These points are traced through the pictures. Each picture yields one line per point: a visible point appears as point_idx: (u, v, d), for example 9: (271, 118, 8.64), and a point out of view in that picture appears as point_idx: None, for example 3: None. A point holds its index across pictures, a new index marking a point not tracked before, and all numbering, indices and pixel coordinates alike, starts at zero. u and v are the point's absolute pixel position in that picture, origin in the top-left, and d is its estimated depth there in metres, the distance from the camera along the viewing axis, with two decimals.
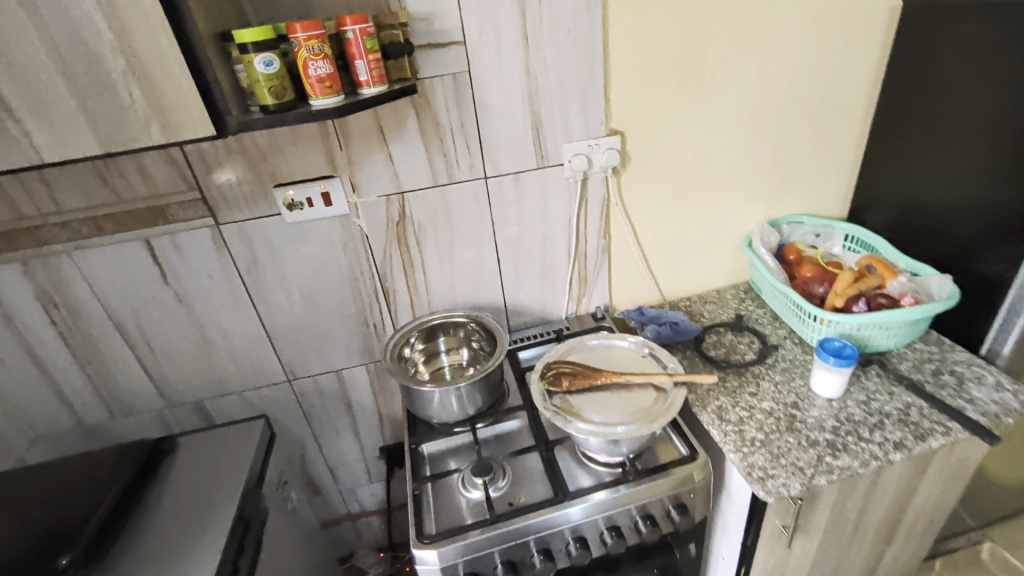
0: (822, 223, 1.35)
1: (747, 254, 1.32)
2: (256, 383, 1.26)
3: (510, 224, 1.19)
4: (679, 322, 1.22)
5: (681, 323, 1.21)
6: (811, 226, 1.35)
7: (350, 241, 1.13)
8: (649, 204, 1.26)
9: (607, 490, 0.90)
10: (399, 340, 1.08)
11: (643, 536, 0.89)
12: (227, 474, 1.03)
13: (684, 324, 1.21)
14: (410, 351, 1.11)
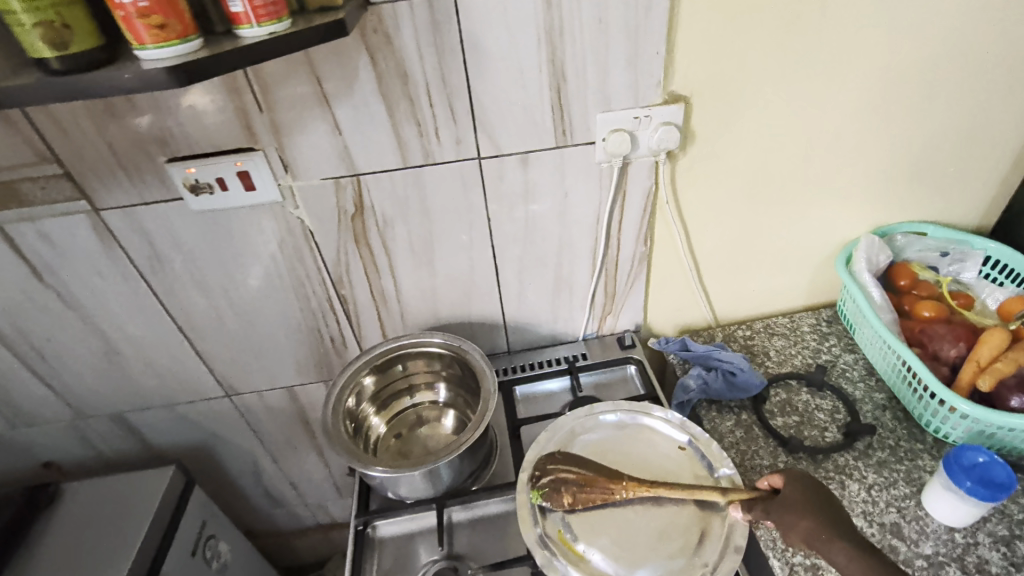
0: (954, 237, 0.96)
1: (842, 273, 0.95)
2: (187, 396, 1.01)
3: (514, 223, 0.85)
4: (735, 364, 0.88)
5: (738, 367, 0.87)
6: (937, 240, 0.96)
7: (288, 237, 0.81)
8: (712, 202, 0.90)
9: None
10: (346, 390, 0.78)
11: None
12: (116, 534, 0.77)
13: (742, 370, 0.87)
14: (360, 401, 0.82)
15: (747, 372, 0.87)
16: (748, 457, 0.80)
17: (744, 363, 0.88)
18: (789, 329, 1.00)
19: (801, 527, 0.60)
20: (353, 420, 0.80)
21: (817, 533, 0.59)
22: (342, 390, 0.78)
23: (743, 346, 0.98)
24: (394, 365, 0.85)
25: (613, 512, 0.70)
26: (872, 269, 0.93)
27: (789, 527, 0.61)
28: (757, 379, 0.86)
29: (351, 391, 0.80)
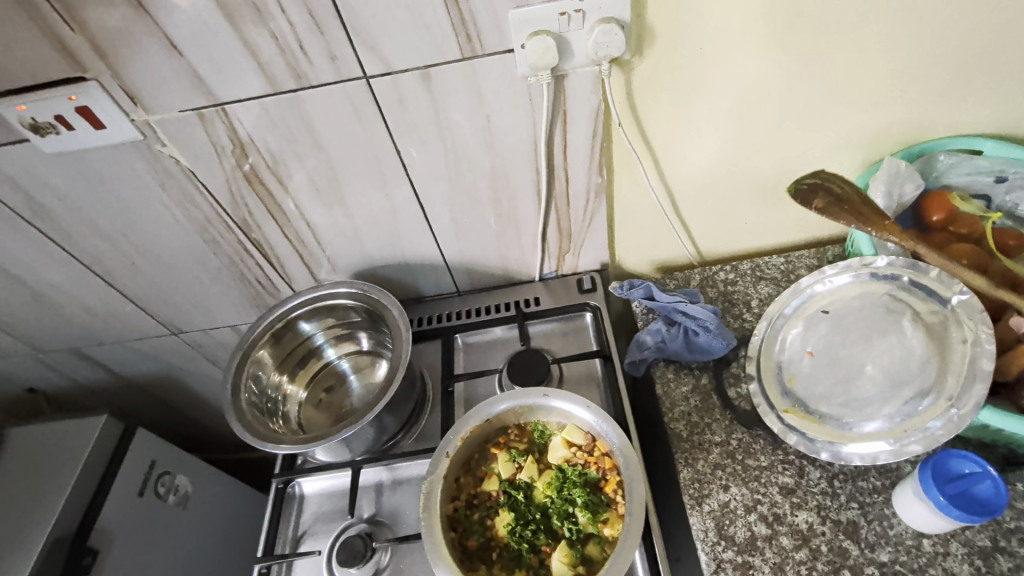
0: (1018, 160, 0.74)
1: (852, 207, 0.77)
2: (134, 335, 0.99)
3: (432, 156, 0.70)
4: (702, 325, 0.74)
5: (704, 329, 0.74)
6: (993, 161, 0.75)
7: (171, 178, 0.71)
8: (684, 119, 0.71)
9: None
10: (243, 367, 0.72)
11: None
12: (50, 484, 0.80)
13: (708, 334, 0.74)
14: (265, 377, 0.76)
15: (713, 337, 0.73)
16: (698, 430, 0.70)
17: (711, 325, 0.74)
18: (781, 272, 0.85)
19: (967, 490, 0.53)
20: (262, 398, 0.75)
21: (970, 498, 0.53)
22: (239, 370, 0.72)
23: (721, 293, 0.84)
24: (289, 330, 0.77)
25: (841, 376, 0.66)
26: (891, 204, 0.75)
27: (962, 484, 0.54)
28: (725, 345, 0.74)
29: (252, 371, 0.74)
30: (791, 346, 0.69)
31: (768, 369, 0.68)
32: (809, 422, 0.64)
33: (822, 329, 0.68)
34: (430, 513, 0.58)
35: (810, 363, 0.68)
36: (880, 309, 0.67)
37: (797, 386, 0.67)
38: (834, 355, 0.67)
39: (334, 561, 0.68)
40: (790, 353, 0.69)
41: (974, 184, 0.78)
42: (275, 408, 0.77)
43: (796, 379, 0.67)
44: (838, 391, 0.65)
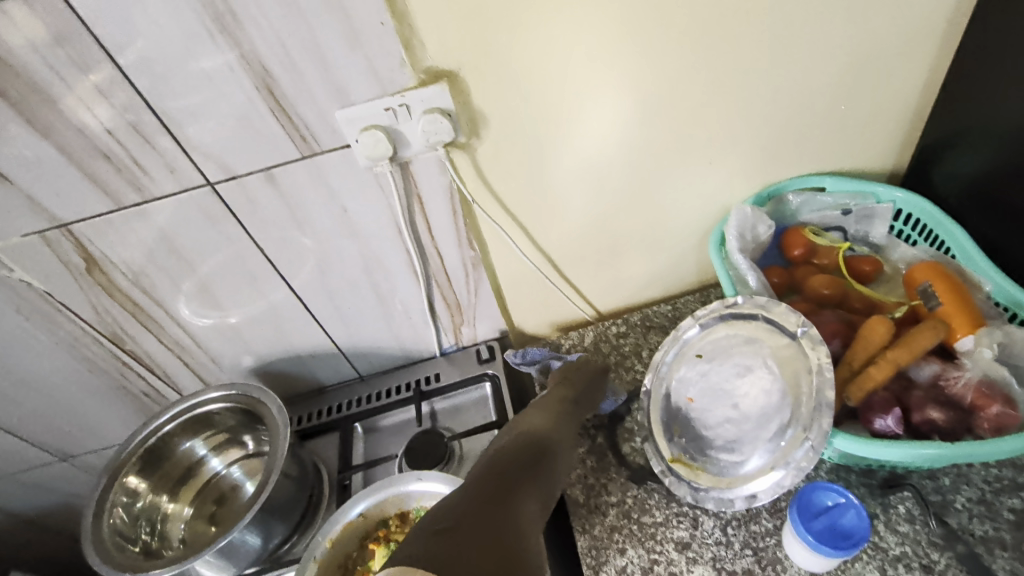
0: (853, 190, 0.81)
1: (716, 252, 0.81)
2: (17, 467, 0.92)
3: (297, 249, 0.71)
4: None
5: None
6: (836, 196, 0.81)
7: (26, 302, 0.69)
8: (539, 188, 0.74)
9: None
10: (106, 497, 0.68)
11: None
12: None
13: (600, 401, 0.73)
14: (138, 503, 0.72)
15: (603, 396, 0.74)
16: (594, 492, 0.68)
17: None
18: (668, 318, 0.88)
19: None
20: (135, 526, 0.71)
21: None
22: (103, 501, 0.68)
23: (614, 347, 0.85)
24: (163, 446, 0.74)
25: (719, 417, 0.66)
26: (748, 243, 0.79)
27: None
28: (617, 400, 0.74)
29: (121, 501, 0.70)
30: (674, 392, 0.69)
31: (656, 419, 0.69)
32: (696, 470, 0.65)
33: (697, 371, 0.69)
34: None
35: (692, 409, 0.68)
36: (743, 345, 0.68)
37: (683, 433, 0.67)
38: (714, 394, 0.67)
39: None
40: (675, 401, 0.69)
41: (824, 219, 0.83)
42: (151, 533, 0.72)
43: (681, 427, 0.68)
44: (719, 432, 0.65)
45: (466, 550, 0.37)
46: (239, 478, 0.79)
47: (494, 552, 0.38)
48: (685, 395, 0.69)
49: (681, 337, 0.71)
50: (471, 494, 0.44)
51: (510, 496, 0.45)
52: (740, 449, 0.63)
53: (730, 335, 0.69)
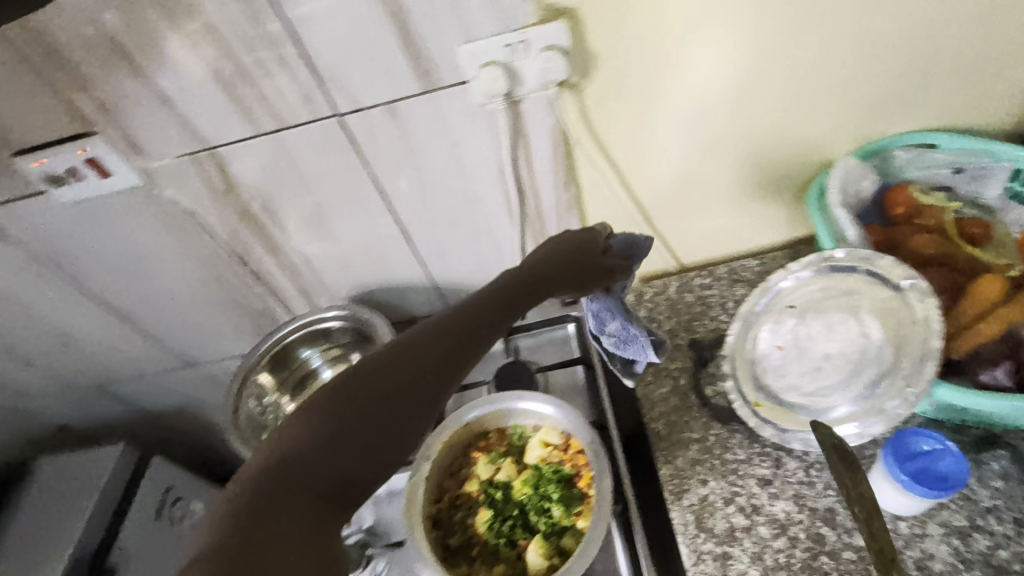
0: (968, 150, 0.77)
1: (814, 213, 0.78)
2: (151, 369, 1.05)
3: (407, 183, 0.76)
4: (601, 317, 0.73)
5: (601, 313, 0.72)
6: (949, 153, 0.77)
7: (172, 219, 0.78)
8: (640, 132, 0.75)
9: None
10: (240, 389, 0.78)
11: None
12: (70, 510, 0.84)
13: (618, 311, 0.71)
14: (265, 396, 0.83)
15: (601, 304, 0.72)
16: (676, 428, 0.72)
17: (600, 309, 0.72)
18: (755, 274, 0.87)
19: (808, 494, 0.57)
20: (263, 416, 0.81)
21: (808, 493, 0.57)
22: (239, 394, 0.79)
23: (697, 297, 0.86)
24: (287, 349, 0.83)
25: (808, 365, 0.68)
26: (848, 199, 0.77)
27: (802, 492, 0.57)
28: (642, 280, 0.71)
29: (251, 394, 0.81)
30: (764, 340, 0.70)
31: (743, 366, 0.69)
32: (782, 414, 0.67)
33: (790, 321, 0.69)
34: (413, 515, 0.61)
35: (781, 356, 0.69)
36: (840, 298, 0.68)
37: (770, 380, 0.68)
38: (806, 343, 0.68)
39: None
40: (763, 348, 0.69)
41: (930, 176, 0.80)
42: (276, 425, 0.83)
43: (768, 373, 0.69)
44: (807, 380, 0.67)
45: (356, 414, 0.41)
46: None
47: (372, 419, 0.41)
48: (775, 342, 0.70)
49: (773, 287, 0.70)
50: (429, 341, 0.48)
51: (424, 350, 0.47)
52: (823, 396, 0.66)
53: (829, 287, 0.69)
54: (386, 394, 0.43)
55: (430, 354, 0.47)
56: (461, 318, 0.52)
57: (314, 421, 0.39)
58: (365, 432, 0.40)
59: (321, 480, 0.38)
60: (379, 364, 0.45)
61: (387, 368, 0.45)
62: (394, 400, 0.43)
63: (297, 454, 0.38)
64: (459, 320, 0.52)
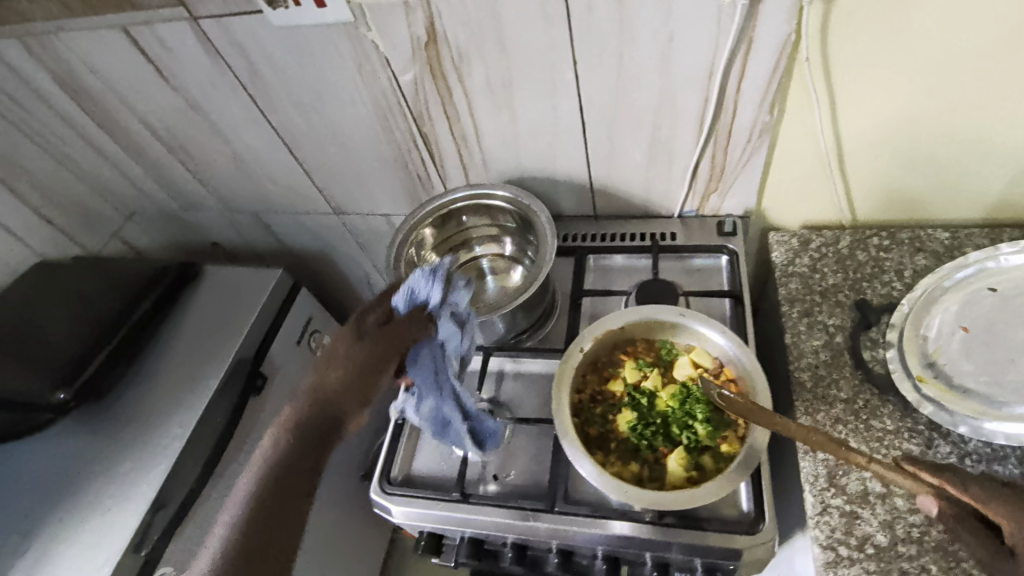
0: None
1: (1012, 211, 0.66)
2: (304, 208, 1.13)
3: (606, 72, 0.73)
4: (416, 296, 0.69)
5: (418, 294, 0.69)
6: None
7: (367, 64, 0.79)
8: (878, 63, 0.66)
9: (623, 525, 0.67)
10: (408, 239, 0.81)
11: None
12: (234, 315, 0.95)
13: (438, 299, 0.68)
14: (423, 249, 0.85)
15: (422, 286, 0.68)
16: (822, 383, 0.71)
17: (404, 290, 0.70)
18: (944, 247, 0.78)
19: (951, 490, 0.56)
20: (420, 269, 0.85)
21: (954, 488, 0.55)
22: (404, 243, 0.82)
23: (871, 258, 0.79)
24: (455, 214, 0.85)
25: (991, 355, 0.65)
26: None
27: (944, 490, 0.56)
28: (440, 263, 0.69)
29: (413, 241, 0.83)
30: (945, 321, 0.68)
31: (912, 340, 0.68)
32: (950, 395, 0.63)
33: (979, 306, 0.68)
34: (561, 391, 0.64)
35: (961, 339, 0.66)
36: None
37: (942, 360, 0.66)
38: (994, 334, 0.66)
39: None
40: (943, 328, 0.68)
41: None
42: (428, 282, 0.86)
43: (942, 352, 0.66)
44: (990, 370, 0.64)
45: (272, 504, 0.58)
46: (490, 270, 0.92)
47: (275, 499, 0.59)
48: (959, 324, 0.67)
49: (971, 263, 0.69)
50: (307, 420, 0.63)
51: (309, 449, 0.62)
52: (1002, 388, 0.62)
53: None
54: (299, 447, 0.61)
55: (380, 369, 0.67)
56: (391, 332, 0.68)
57: (280, 438, 0.60)
58: (280, 486, 0.59)
59: (306, 463, 0.61)
60: (331, 363, 0.66)
61: (351, 359, 0.66)
62: (297, 479, 0.60)
63: (317, 419, 0.63)
64: (404, 330, 0.68)
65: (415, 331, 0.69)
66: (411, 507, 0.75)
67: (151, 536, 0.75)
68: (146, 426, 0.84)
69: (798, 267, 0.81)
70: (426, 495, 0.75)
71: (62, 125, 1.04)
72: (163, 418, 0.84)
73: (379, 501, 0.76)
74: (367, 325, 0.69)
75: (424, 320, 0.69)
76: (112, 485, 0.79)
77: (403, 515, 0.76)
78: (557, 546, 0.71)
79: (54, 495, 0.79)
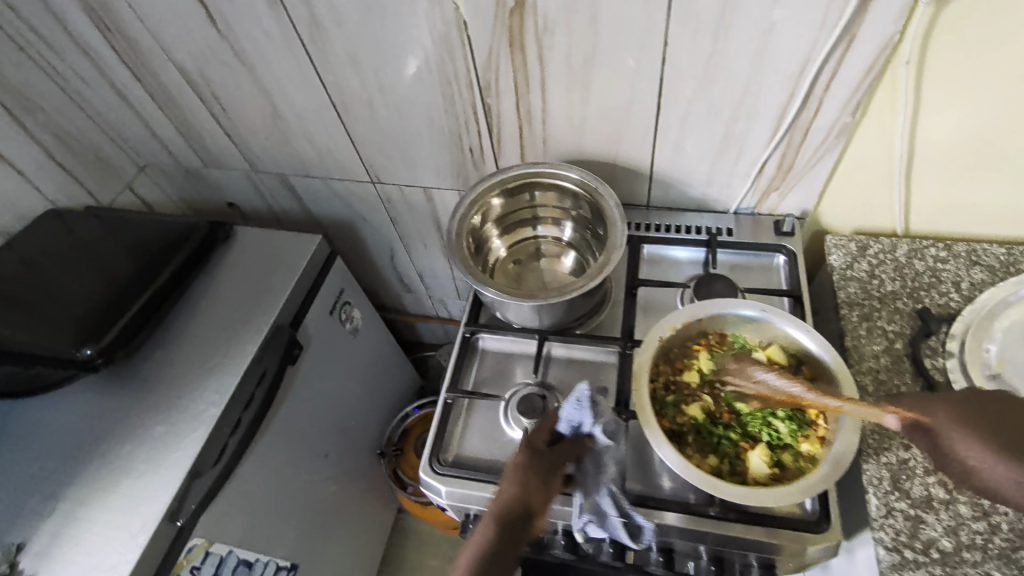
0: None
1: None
2: (339, 175, 1.08)
3: (696, 57, 0.71)
4: (576, 426, 0.63)
5: (570, 422, 0.63)
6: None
7: (445, 25, 0.75)
8: (972, 74, 0.66)
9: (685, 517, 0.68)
10: (473, 207, 0.81)
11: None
12: (271, 281, 0.90)
13: (592, 424, 0.61)
14: (485, 220, 0.85)
15: (572, 410, 0.61)
16: (884, 388, 0.72)
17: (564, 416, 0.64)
18: (1000, 263, 0.79)
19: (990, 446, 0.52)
20: (478, 240, 0.85)
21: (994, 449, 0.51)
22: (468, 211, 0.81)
23: (929, 268, 0.81)
24: (524, 191, 0.84)
25: None
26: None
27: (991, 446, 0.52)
28: (588, 390, 0.61)
29: (478, 211, 0.83)
30: (1010, 335, 0.71)
31: (975, 349, 0.71)
32: None
33: None
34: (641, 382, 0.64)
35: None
36: None
37: (1007, 371, 0.69)
38: None
39: (514, 411, 0.77)
40: (1008, 342, 0.70)
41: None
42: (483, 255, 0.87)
43: (1006, 363, 0.69)
44: None
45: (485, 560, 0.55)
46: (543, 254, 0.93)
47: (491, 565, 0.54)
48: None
49: None
50: (512, 500, 0.59)
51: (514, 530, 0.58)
52: None
53: None
54: (498, 522, 0.58)
55: (555, 478, 0.61)
56: (561, 449, 0.62)
57: (479, 528, 0.57)
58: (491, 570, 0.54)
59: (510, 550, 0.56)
60: (515, 470, 0.61)
61: (535, 470, 0.61)
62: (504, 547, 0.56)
63: (514, 520, 0.58)
64: (570, 451, 0.62)
65: (578, 451, 0.63)
66: (465, 491, 0.74)
67: (188, 504, 0.71)
68: (177, 390, 0.80)
69: (856, 272, 0.82)
70: (480, 479, 0.74)
71: (83, 62, 0.95)
72: (198, 385, 0.80)
73: (431, 482, 0.74)
74: (538, 438, 0.64)
75: (582, 444, 0.63)
76: (142, 450, 0.75)
77: (454, 497, 0.74)
78: (613, 534, 0.72)
79: (78, 458, 0.75)
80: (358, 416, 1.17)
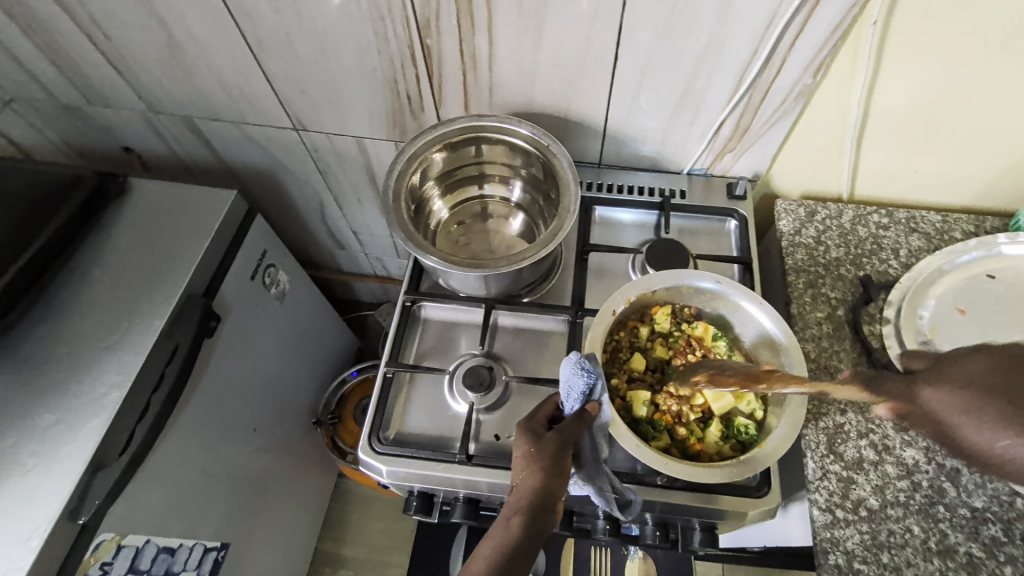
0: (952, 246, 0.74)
1: (937, 259, 0.74)
2: (255, 120, 0.94)
3: (659, 4, 0.65)
4: (580, 397, 0.59)
5: (571, 397, 0.59)
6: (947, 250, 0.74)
7: None
8: (935, 37, 0.64)
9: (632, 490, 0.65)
10: (413, 162, 0.73)
11: (644, 542, 0.72)
12: (182, 243, 0.79)
13: (599, 390, 0.59)
14: (426, 176, 0.78)
15: (575, 380, 0.58)
16: (825, 354, 0.74)
17: (562, 393, 0.60)
18: (936, 230, 0.81)
19: (956, 394, 0.42)
20: (417, 200, 0.78)
21: (966, 404, 0.41)
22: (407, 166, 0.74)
23: (871, 235, 0.81)
24: (468, 145, 0.77)
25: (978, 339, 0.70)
26: (933, 262, 0.74)
27: (936, 383, 0.44)
28: (576, 355, 0.60)
29: (419, 168, 0.76)
30: (943, 304, 0.72)
31: (911, 318, 0.72)
32: None
33: (969, 289, 0.73)
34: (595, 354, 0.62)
35: (956, 320, 0.71)
36: (1014, 283, 0.72)
37: (937, 339, 0.71)
38: (986, 318, 0.71)
39: (458, 385, 0.73)
40: (941, 310, 0.72)
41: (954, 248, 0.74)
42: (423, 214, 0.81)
43: (937, 331, 0.71)
44: None
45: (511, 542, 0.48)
46: (493, 215, 0.87)
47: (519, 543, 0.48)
48: (956, 306, 0.72)
49: (963, 252, 0.74)
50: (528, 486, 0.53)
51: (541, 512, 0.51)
52: None
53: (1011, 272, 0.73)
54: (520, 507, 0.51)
55: (569, 455, 0.56)
56: (563, 426, 0.58)
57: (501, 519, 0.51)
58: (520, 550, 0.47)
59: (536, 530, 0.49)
60: (526, 459, 0.55)
61: (547, 451, 0.55)
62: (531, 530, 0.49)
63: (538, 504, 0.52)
64: (574, 427, 0.58)
65: (578, 428, 0.58)
66: (406, 469, 0.69)
67: (92, 500, 0.64)
68: (69, 372, 0.69)
69: (804, 238, 0.82)
70: (423, 457, 0.70)
71: None
72: (94, 367, 0.70)
73: (370, 461, 0.69)
74: (537, 428, 0.59)
75: (586, 417, 0.58)
76: (30, 443, 0.65)
77: (397, 477, 0.70)
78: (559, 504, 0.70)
79: None
80: (290, 384, 1.09)
